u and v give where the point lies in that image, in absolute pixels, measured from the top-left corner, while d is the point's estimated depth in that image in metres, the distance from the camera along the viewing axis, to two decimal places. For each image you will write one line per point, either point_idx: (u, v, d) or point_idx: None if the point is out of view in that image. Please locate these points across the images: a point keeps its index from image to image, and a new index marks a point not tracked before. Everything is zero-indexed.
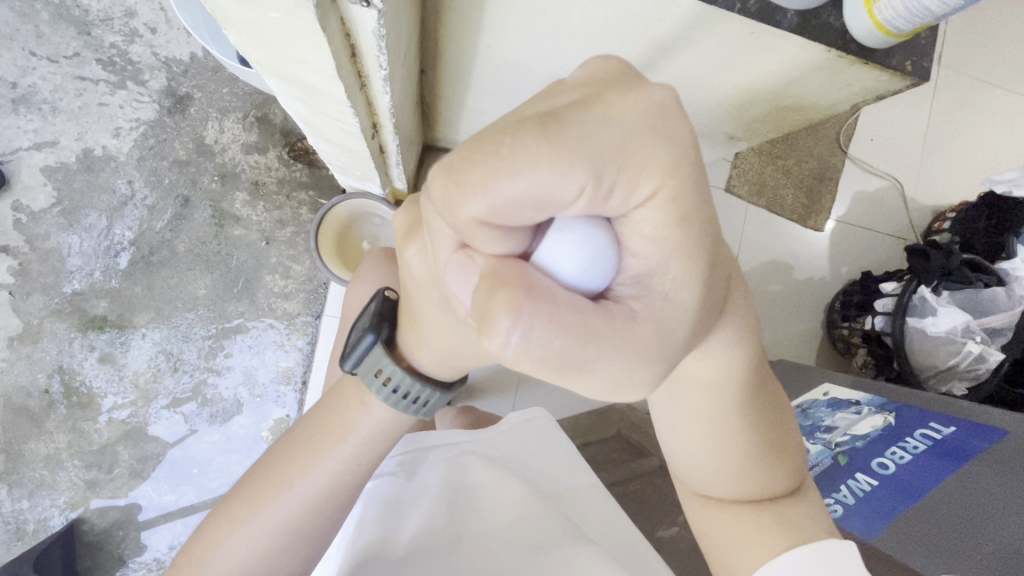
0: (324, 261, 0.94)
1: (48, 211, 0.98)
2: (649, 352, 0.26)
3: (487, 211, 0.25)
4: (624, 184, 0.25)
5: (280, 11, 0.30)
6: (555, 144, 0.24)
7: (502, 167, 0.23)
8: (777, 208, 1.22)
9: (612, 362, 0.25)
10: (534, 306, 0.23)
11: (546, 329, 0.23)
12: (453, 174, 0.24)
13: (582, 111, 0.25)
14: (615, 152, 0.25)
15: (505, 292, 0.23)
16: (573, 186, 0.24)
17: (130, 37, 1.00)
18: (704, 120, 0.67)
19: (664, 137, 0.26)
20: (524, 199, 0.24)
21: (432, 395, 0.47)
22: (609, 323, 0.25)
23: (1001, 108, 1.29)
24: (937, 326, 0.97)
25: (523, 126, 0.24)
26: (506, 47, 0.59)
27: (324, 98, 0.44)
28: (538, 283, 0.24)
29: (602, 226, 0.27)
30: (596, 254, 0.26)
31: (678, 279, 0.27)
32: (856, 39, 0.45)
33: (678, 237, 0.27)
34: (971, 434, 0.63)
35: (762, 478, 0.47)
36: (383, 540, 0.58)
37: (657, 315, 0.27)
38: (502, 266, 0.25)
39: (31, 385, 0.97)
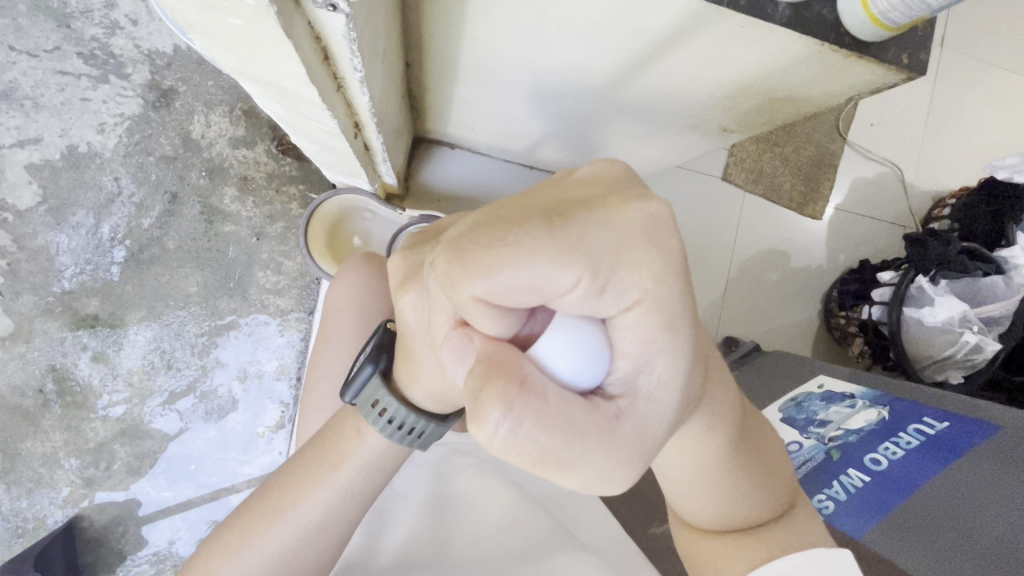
0: (313, 256, 0.93)
1: (34, 210, 0.97)
2: (629, 451, 0.27)
3: (487, 295, 0.26)
4: (615, 286, 0.26)
5: (241, 17, 0.29)
6: (557, 243, 0.25)
7: (505, 258, 0.25)
8: (774, 196, 1.20)
9: (593, 461, 0.26)
10: (525, 399, 0.24)
11: (534, 426, 0.24)
12: (457, 264, 0.26)
13: (586, 213, 0.27)
14: (608, 256, 0.26)
15: (499, 382, 0.24)
16: (569, 281, 0.26)
17: (111, 29, 0.97)
18: (696, 112, 0.65)
19: (658, 246, 0.27)
20: (523, 289, 0.26)
21: (427, 426, 0.45)
22: (596, 421, 0.26)
23: (1003, 89, 1.27)
24: (935, 315, 0.95)
25: (531, 222, 0.26)
26: (490, 40, 0.57)
27: (299, 101, 0.42)
28: (531, 375, 0.25)
29: (595, 325, 0.27)
30: (592, 356, 0.27)
31: (661, 381, 0.28)
32: (849, 32, 0.44)
33: (664, 339, 0.27)
34: (963, 430, 0.64)
35: (754, 508, 0.47)
36: (364, 552, 0.61)
37: (639, 417, 0.28)
38: (498, 350, 0.26)
39: (25, 384, 0.97)
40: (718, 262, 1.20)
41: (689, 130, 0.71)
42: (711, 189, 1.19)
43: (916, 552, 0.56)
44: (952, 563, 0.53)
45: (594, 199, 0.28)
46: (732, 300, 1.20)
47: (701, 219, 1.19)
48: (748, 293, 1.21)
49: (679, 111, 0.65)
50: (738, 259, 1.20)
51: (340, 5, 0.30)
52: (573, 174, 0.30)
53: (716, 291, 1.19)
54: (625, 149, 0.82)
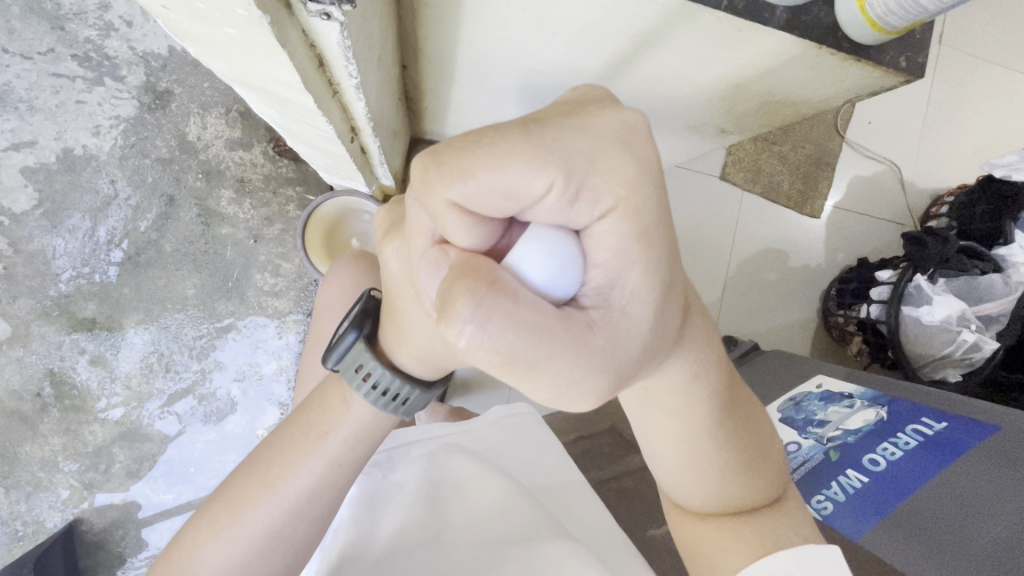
0: (310, 258, 0.93)
1: (30, 213, 0.97)
2: (602, 365, 0.26)
3: (463, 201, 0.25)
4: (588, 192, 0.26)
5: (235, 27, 0.29)
6: (530, 143, 0.25)
7: (479, 158, 0.25)
8: (773, 195, 1.20)
9: (566, 366, 0.25)
10: (494, 294, 0.23)
11: (503, 323, 0.23)
12: (433, 167, 0.26)
13: (561, 120, 0.27)
14: (582, 160, 0.26)
15: (469, 277, 0.23)
16: (542, 184, 0.25)
17: (105, 31, 0.97)
18: (693, 115, 0.65)
19: (632, 152, 0.27)
20: (497, 193, 0.25)
21: (412, 392, 0.45)
22: (570, 326, 0.25)
23: (1001, 86, 1.27)
24: (933, 314, 0.95)
25: (506, 125, 0.26)
26: (485, 42, 0.57)
27: (294, 107, 0.42)
28: (502, 275, 0.24)
29: (569, 235, 0.27)
30: (564, 263, 0.26)
31: (637, 296, 0.27)
32: (847, 35, 0.43)
33: (639, 250, 0.27)
34: (961, 431, 0.64)
35: (744, 490, 0.47)
36: (358, 541, 0.58)
37: (614, 329, 0.27)
38: (472, 256, 0.25)
39: (23, 389, 0.97)
40: (716, 261, 1.20)
41: (686, 133, 0.71)
42: (710, 188, 1.19)
43: (919, 552, 0.56)
44: (954, 564, 0.52)
45: (569, 112, 0.28)
46: (730, 299, 1.20)
47: (699, 218, 1.19)
48: (747, 292, 1.21)
49: (677, 113, 0.65)
50: (736, 258, 1.20)
51: (334, 13, 0.29)
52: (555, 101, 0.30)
53: (714, 290, 1.19)
54: None
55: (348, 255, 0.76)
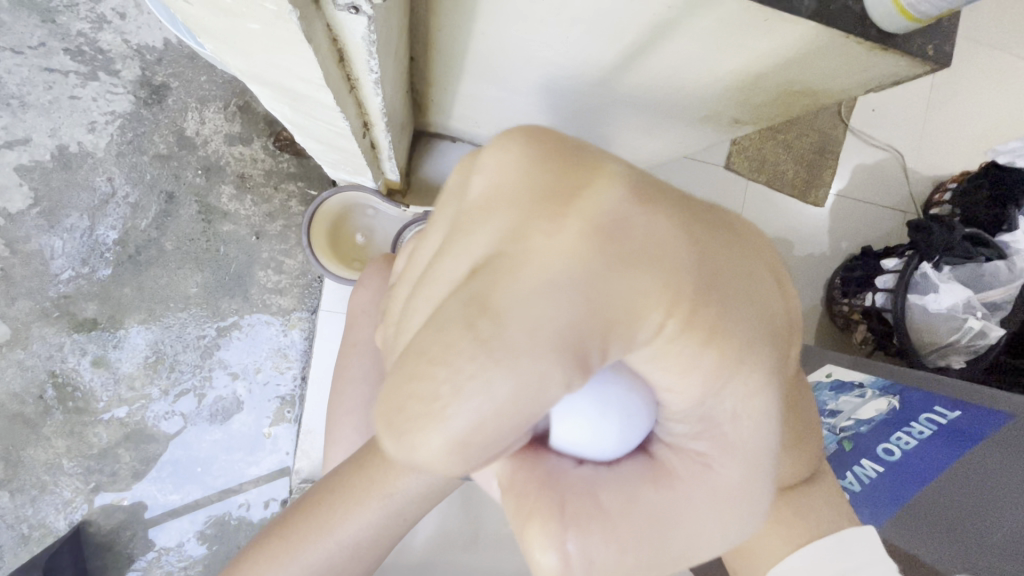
0: (318, 257, 0.91)
1: (26, 213, 0.95)
2: (728, 491, 0.30)
3: (463, 451, 0.22)
4: (609, 342, 0.24)
5: (259, 22, 0.28)
6: (506, 351, 0.21)
7: (448, 411, 0.21)
8: (777, 184, 1.20)
9: (694, 517, 0.30)
10: (580, 522, 0.27)
11: (603, 539, 0.28)
12: (403, 443, 0.22)
13: (517, 279, 0.22)
14: (583, 320, 0.23)
15: (547, 521, 0.27)
16: (558, 379, 0.22)
17: (98, 24, 0.94)
18: (708, 105, 0.64)
19: (632, 263, 0.24)
20: (497, 422, 0.22)
21: None
22: (676, 494, 0.29)
23: (1004, 71, 1.26)
24: (939, 302, 0.95)
25: (452, 340, 0.21)
26: (500, 35, 0.56)
27: (311, 104, 0.41)
28: (570, 493, 0.28)
29: (615, 393, 0.28)
30: (620, 429, 0.29)
31: (736, 401, 0.28)
32: (876, 23, 0.43)
33: (711, 360, 0.26)
34: (975, 419, 0.63)
35: (790, 474, 0.45)
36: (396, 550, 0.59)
37: (727, 453, 0.29)
38: (539, 489, 0.28)
39: (24, 391, 0.95)
40: None
41: (699, 123, 0.70)
42: (714, 177, 1.18)
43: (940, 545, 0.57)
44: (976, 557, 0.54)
45: (517, 254, 0.23)
46: None
47: None
48: None
49: (688, 104, 0.64)
50: None
51: (362, 7, 0.28)
52: (486, 218, 0.26)
53: None
54: (633, 140, 0.80)
55: (378, 258, 0.75)
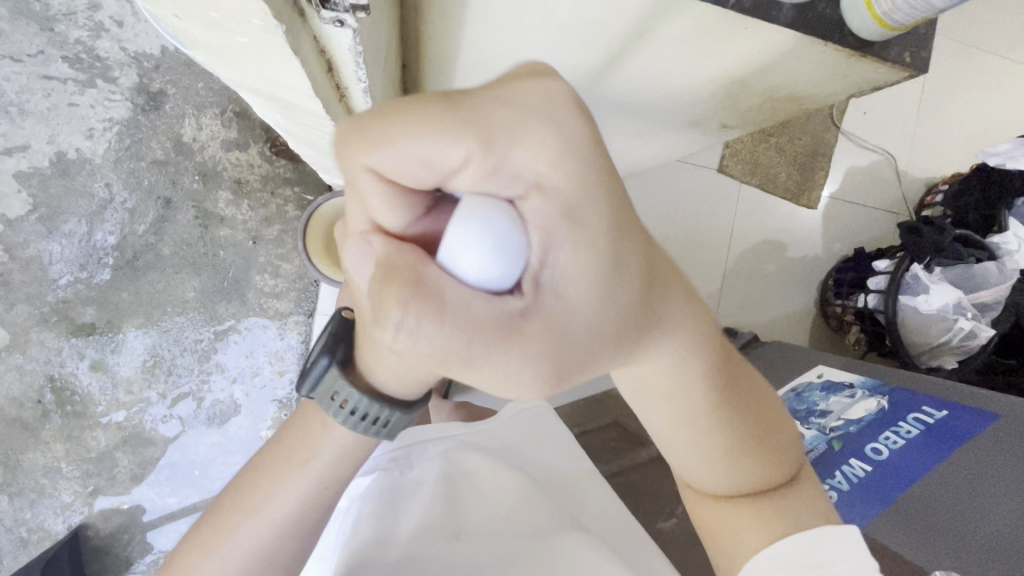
0: (313, 262, 0.92)
1: (25, 219, 0.96)
2: (541, 350, 0.28)
3: (380, 166, 0.26)
4: (507, 166, 0.27)
5: (246, 36, 0.29)
6: (446, 116, 0.26)
7: (394, 133, 0.26)
8: (770, 187, 1.21)
9: (507, 360, 0.27)
10: (421, 299, 0.25)
11: (431, 322, 0.25)
12: (354, 133, 0.26)
13: (482, 91, 0.27)
14: (502, 131, 0.26)
15: (395, 281, 0.25)
16: (456, 156, 0.26)
17: (96, 32, 0.95)
18: (697, 111, 0.65)
19: (553, 127, 0.27)
20: (415, 164, 0.26)
21: (392, 415, 0.38)
22: (501, 322, 0.27)
23: (994, 74, 1.27)
24: (930, 303, 0.96)
25: (424, 96, 0.26)
26: (490, 43, 0.57)
27: (302, 112, 0.42)
28: (426, 274, 0.26)
29: (501, 207, 0.27)
30: (496, 249, 0.26)
31: (578, 271, 0.28)
32: (854, 32, 0.44)
33: (565, 226, 0.28)
34: (962, 418, 0.65)
35: (753, 472, 0.47)
36: (377, 541, 0.59)
37: (552, 314, 0.28)
38: (395, 252, 0.27)
39: (23, 396, 0.96)
40: (715, 254, 1.20)
41: (689, 129, 0.71)
42: (707, 180, 1.19)
43: (924, 535, 0.58)
44: (959, 545, 0.55)
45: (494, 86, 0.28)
46: (731, 290, 1.20)
47: (697, 211, 1.19)
48: (746, 283, 1.21)
49: (677, 110, 0.65)
50: (735, 249, 1.21)
51: (347, 20, 0.29)
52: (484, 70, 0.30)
53: (715, 282, 1.20)
54: (624, 145, 0.81)
55: None
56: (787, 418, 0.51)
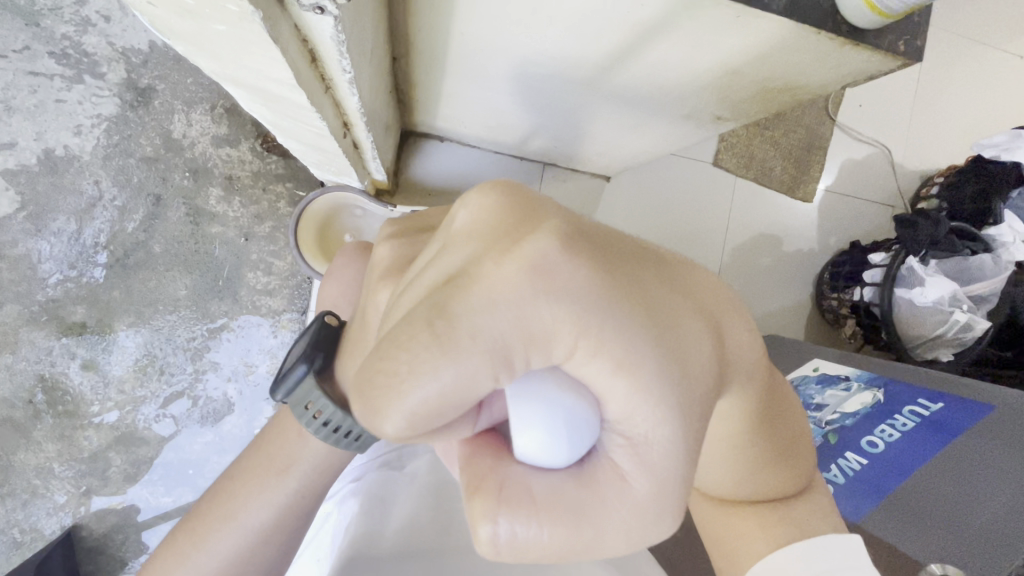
0: (304, 256, 0.91)
1: (13, 217, 0.95)
2: (651, 499, 0.27)
3: (413, 427, 0.25)
4: (538, 351, 0.26)
5: (224, 23, 0.28)
6: (447, 348, 0.24)
7: (408, 387, 0.24)
8: (765, 180, 1.20)
9: (614, 522, 0.27)
10: (508, 506, 0.27)
11: (532, 526, 0.26)
12: (369, 405, 0.25)
13: (469, 293, 0.25)
14: (513, 328, 0.25)
15: (479, 497, 0.27)
16: (485, 373, 0.25)
17: (82, 26, 0.94)
18: (690, 103, 0.64)
19: (557, 295, 0.25)
20: (443, 404, 0.25)
21: (363, 430, 0.46)
22: (592, 493, 0.27)
23: (989, 66, 1.27)
24: (925, 296, 0.95)
25: (411, 333, 0.24)
26: (480, 34, 0.56)
27: (286, 105, 0.41)
28: (508, 482, 0.27)
29: (551, 393, 0.27)
30: (563, 433, 0.26)
31: (652, 417, 0.26)
32: (846, 18, 0.43)
33: (623, 379, 0.26)
34: (959, 411, 0.65)
35: (773, 483, 0.46)
36: (369, 535, 0.58)
37: (647, 463, 0.27)
38: (474, 464, 0.28)
39: (13, 396, 0.95)
40: (710, 248, 1.20)
41: (682, 121, 0.70)
42: (702, 174, 1.19)
43: (905, 531, 0.58)
44: (944, 543, 0.54)
45: (472, 278, 0.25)
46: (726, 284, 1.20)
47: (692, 205, 1.19)
48: (741, 277, 1.21)
49: (671, 102, 0.64)
50: (730, 243, 1.20)
51: (327, 7, 0.29)
52: (454, 254, 0.27)
53: None
54: (618, 138, 0.81)
55: (348, 246, 0.70)
56: (812, 457, 0.50)
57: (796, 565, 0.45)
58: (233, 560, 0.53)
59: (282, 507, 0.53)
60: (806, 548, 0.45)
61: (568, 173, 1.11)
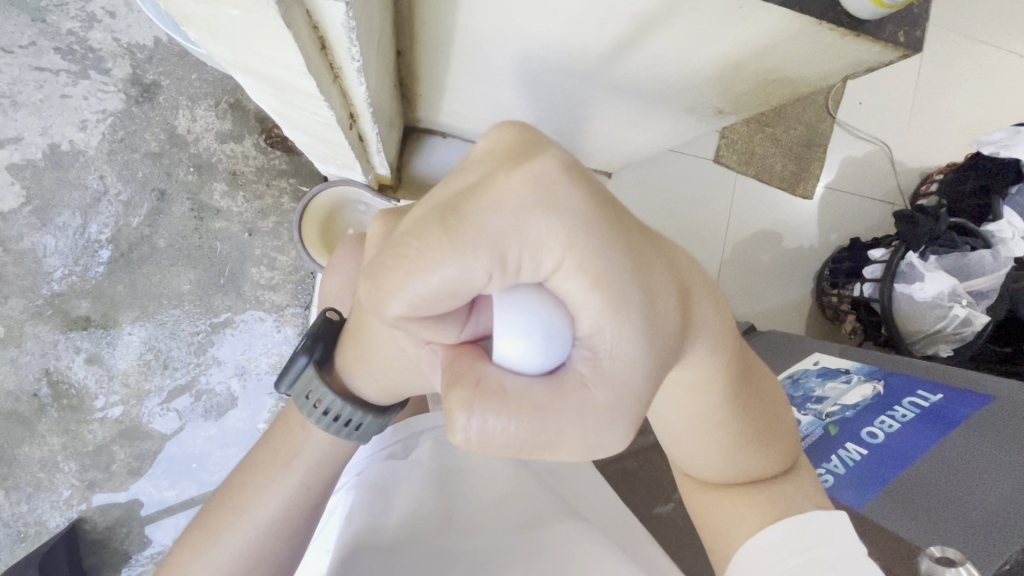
0: (308, 250, 0.91)
1: (18, 211, 0.95)
2: (611, 409, 0.28)
3: (412, 309, 0.27)
4: (528, 259, 0.26)
5: (239, 7, 0.28)
6: (450, 239, 0.25)
7: (414, 269, 0.25)
8: (766, 177, 1.21)
9: (574, 429, 0.27)
10: (484, 398, 0.26)
11: (501, 419, 0.26)
12: (375, 286, 0.26)
13: (477, 196, 0.26)
14: (510, 230, 0.25)
15: (457, 387, 0.27)
16: (478, 269, 0.26)
17: (87, 22, 0.95)
18: (691, 96, 0.65)
19: (556, 209, 0.26)
20: (438, 292, 0.26)
21: (365, 417, 0.48)
22: (559, 398, 0.27)
23: (989, 64, 1.28)
24: (925, 291, 0.96)
25: (426, 227, 0.25)
26: (483, 26, 0.57)
27: (295, 93, 0.42)
28: (484, 376, 0.27)
29: (534, 302, 0.27)
30: (541, 336, 0.27)
31: (618, 332, 0.27)
32: (847, 9, 0.44)
33: (600, 296, 0.27)
34: (957, 403, 0.66)
35: (760, 462, 0.47)
36: (370, 528, 0.56)
37: (610, 376, 0.27)
38: (454, 362, 0.28)
39: (19, 389, 0.96)
40: (711, 244, 1.20)
41: (684, 115, 0.71)
42: (702, 170, 1.20)
43: (914, 520, 0.58)
44: (949, 530, 0.55)
45: (482, 182, 0.26)
46: (726, 280, 1.21)
47: (693, 201, 1.20)
48: (741, 274, 1.21)
49: (673, 95, 0.65)
50: (731, 240, 1.21)
51: None
52: (466, 170, 0.28)
53: (711, 273, 1.20)
54: (621, 133, 0.81)
55: (349, 238, 0.70)
56: (793, 425, 0.51)
57: (783, 540, 0.45)
58: (252, 552, 0.54)
59: (295, 499, 0.54)
60: (793, 524, 0.46)
61: None
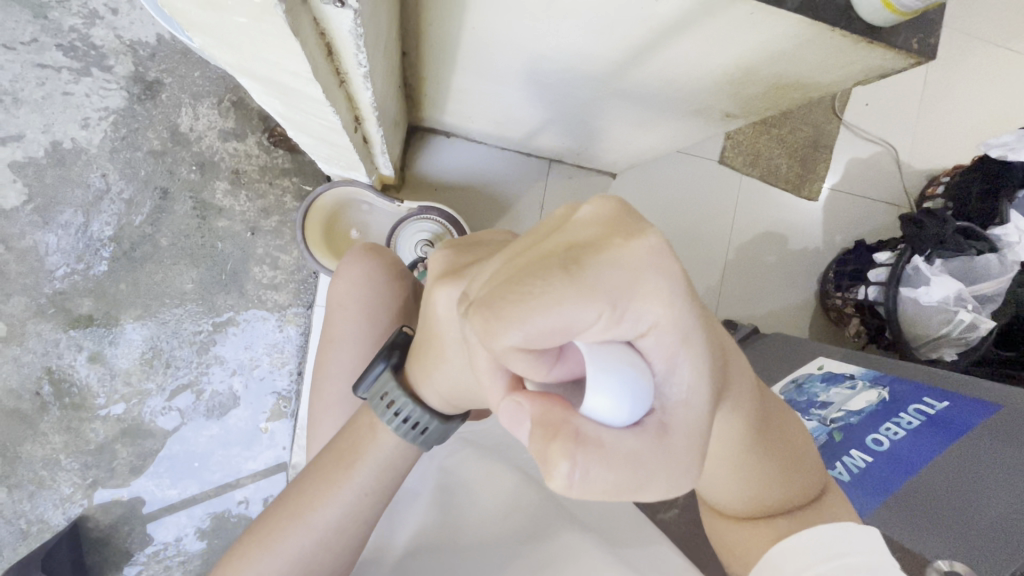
0: (312, 253, 0.91)
1: (20, 209, 0.95)
2: (688, 456, 0.29)
3: (524, 343, 0.26)
4: (634, 315, 0.27)
5: (245, 15, 0.28)
6: (575, 285, 0.25)
7: (540, 307, 0.25)
8: (771, 178, 1.20)
9: (661, 475, 0.28)
10: (585, 447, 0.26)
11: (601, 466, 0.26)
12: (493, 318, 0.25)
13: (599, 252, 0.26)
14: (625, 286, 0.26)
15: (556, 438, 0.26)
16: (592, 316, 0.26)
17: (90, 19, 0.94)
18: (700, 99, 0.64)
19: (665, 274, 0.27)
20: (553, 331, 0.25)
21: (432, 422, 0.47)
22: (651, 447, 0.27)
23: (998, 65, 1.27)
24: (930, 295, 0.94)
25: (548, 270, 0.25)
26: (491, 29, 0.56)
27: (301, 98, 0.41)
28: (581, 425, 0.26)
29: (630, 356, 0.27)
30: (634, 389, 0.26)
31: (690, 382, 0.28)
32: (860, 16, 0.43)
33: (688, 353, 0.28)
34: (964, 410, 0.66)
35: (782, 491, 0.46)
36: (379, 548, 0.63)
37: (687, 426, 0.28)
38: (547, 410, 0.27)
39: (21, 387, 0.96)
40: (715, 246, 1.20)
41: (691, 117, 0.70)
42: (707, 171, 1.19)
43: (928, 532, 0.57)
44: (962, 542, 0.54)
45: (599, 238, 0.27)
46: (730, 282, 1.20)
47: (697, 203, 1.19)
48: (745, 276, 1.21)
49: (681, 99, 0.64)
50: (735, 241, 1.20)
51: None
52: (575, 218, 0.28)
53: (714, 275, 1.19)
54: (628, 134, 0.81)
55: (358, 245, 0.71)
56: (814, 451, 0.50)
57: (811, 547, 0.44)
58: (304, 563, 0.49)
59: None
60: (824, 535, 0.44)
61: (573, 169, 1.10)
